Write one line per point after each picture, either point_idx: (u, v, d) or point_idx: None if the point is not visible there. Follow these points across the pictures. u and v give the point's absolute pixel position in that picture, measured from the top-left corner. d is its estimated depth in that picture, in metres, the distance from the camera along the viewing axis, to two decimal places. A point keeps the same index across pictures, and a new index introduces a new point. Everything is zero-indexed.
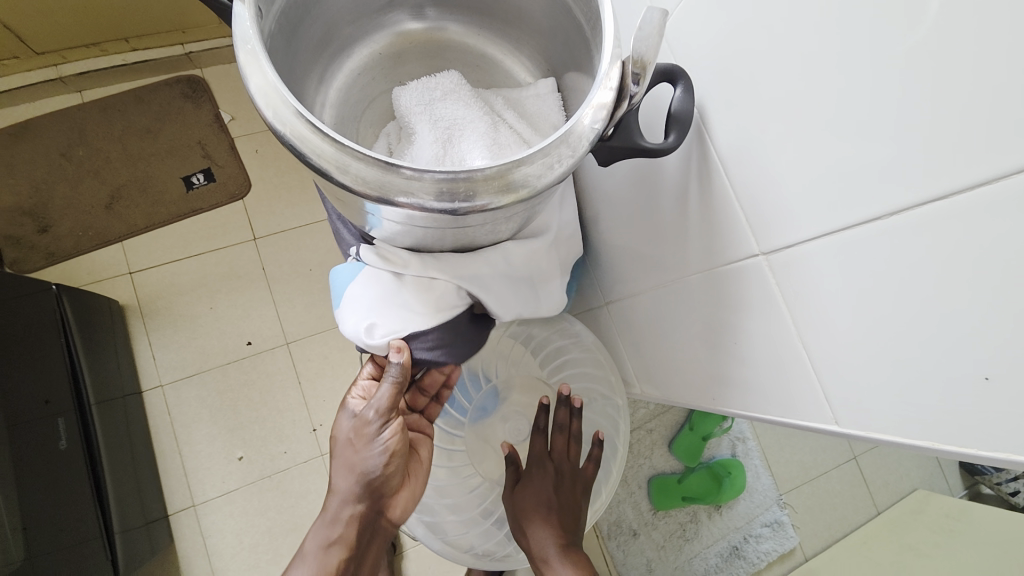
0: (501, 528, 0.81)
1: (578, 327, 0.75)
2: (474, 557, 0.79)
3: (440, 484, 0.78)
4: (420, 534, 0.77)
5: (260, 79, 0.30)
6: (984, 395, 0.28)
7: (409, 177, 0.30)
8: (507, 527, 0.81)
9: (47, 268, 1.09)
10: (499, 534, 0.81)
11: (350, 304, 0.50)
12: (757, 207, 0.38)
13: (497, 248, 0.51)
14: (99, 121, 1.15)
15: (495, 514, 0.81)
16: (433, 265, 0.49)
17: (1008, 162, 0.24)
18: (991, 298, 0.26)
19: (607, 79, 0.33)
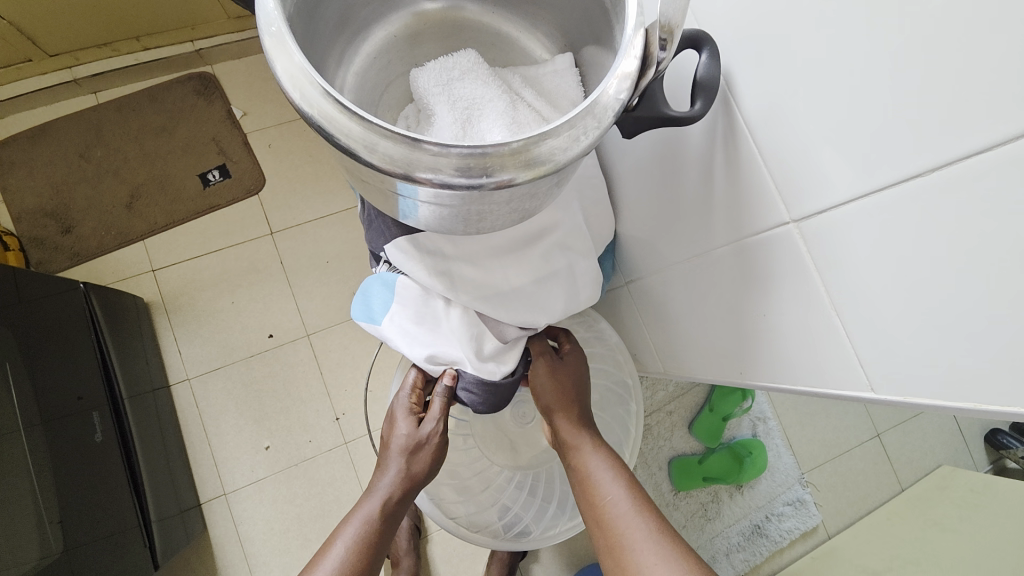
0: (497, 512, 0.80)
1: (602, 324, 0.75)
2: (464, 528, 0.78)
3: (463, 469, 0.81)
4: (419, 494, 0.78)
5: (285, 62, 0.30)
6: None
7: (433, 153, 0.30)
8: (503, 510, 0.80)
9: (72, 268, 1.12)
10: (494, 518, 0.80)
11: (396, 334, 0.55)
12: (786, 174, 0.37)
13: (512, 265, 0.53)
14: (115, 122, 1.17)
15: (499, 501, 0.81)
16: (456, 288, 0.52)
17: None
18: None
19: (631, 48, 0.32)
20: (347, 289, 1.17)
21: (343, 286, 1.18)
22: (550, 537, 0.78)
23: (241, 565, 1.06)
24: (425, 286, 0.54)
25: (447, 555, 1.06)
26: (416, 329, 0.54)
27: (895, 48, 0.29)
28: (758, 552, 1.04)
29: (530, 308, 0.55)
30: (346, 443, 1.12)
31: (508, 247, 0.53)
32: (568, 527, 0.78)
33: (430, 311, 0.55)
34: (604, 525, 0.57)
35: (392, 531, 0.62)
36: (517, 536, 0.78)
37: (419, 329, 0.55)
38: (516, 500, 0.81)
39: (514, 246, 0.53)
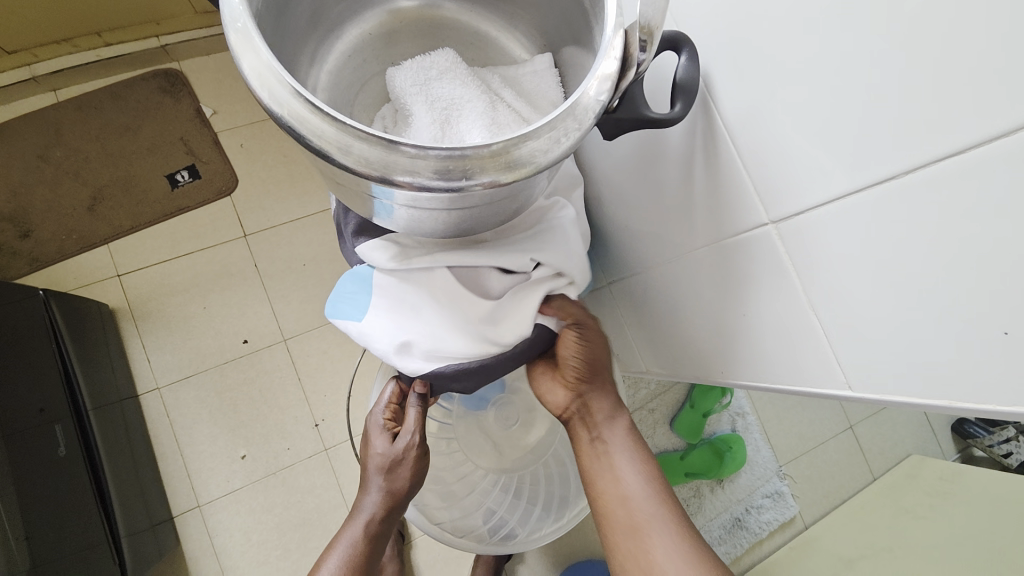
0: (483, 517, 0.81)
1: None
2: (450, 533, 0.78)
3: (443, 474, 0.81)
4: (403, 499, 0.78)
5: (253, 59, 0.29)
6: (1001, 351, 0.28)
7: (412, 155, 0.29)
8: (489, 514, 0.81)
9: (30, 274, 1.06)
10: (479, 523, 0.80)
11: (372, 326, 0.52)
12: (764, 175, 0.38)
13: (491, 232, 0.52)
14: (75, 120, 1.11)
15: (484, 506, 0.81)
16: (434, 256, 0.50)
17: (1018, 114, 0.24)
18: (1008, 254, 0.26)
19: (610, 48, 0.32)
20: (325, 292, 1.15)
21: (321, 288, 1.15)
22: (538, 538, 0.80)
23: None
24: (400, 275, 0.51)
25: (431, 560, 1.05)
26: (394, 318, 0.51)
27: (868, 51, 0.29)
28: (739, 544, 1.06)
29: (519, 252, 0.51)
30: (326, 449, 1.09)
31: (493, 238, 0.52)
32: (556, 526, 0.80)
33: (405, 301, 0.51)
34: (628, 505, 0.58)
35: (382, 543, 0.64)
36: (502, 541, 0.79)
37: (396, 316, 0.51)
38: (501, 504, 0.81)
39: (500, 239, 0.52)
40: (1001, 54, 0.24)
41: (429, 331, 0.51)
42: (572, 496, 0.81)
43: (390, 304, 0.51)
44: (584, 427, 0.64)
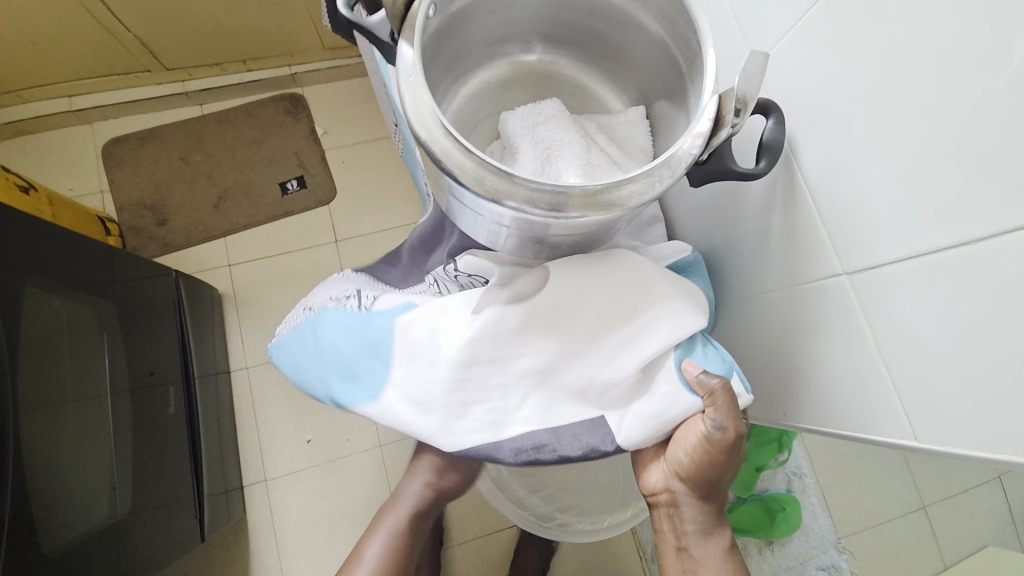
0: (542, 502, 0.83)
1: None
2: (515, 508, 0.81)
3: (502, 478, 0.82)
4: None
5: (416, 104, 0.37)
6: None
7: (528, 188, 0.36)
8: (549, 500, 0.83)
9: (162, 255, 1.25)
10: (541, 508, 0.82)
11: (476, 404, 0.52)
12: (841, 229, 0.40)
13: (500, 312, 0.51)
14: (214, 131, 1.32)
15: (543, 494, 0.83)
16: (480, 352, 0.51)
17: None
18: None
19: (705, 111, 0.37)
20: None
21: None
22: (589, 534, 0.81)
23: (271, 552, 1.11)
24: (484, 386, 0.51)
25: (465, 570, 1.07)
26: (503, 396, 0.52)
27: (951, 129, 0.32)
28: None
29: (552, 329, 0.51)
30: (380, 445, 1.17)
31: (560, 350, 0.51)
32: (610, 526, 0.81)
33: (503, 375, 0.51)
34: None
35: None
36: (571, 525, 0.81)
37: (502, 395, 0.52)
38: (558, 506, 0.83)
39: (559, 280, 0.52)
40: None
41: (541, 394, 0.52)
42: (633, 497, 0.81)
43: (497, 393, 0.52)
44: (670, 531, 0.50)
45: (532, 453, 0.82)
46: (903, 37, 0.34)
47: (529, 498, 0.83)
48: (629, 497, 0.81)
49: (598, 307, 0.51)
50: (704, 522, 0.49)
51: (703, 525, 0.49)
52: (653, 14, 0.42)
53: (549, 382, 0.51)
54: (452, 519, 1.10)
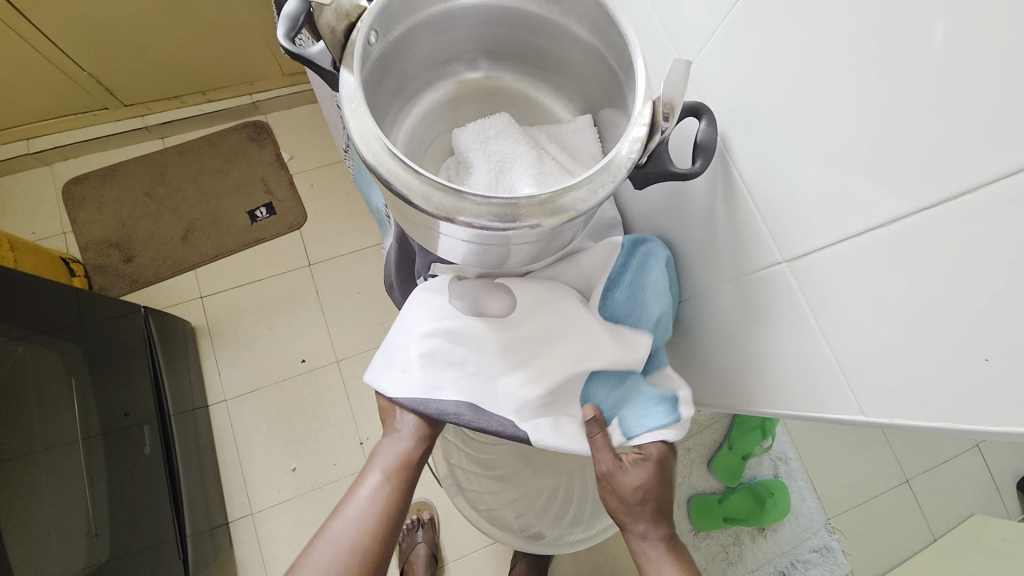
0: (516, 514, 0.83)
1: None
2: (482, 518, 0.82)
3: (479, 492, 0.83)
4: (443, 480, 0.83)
5: (361, 129, 0.38)
6: (985, 375, 0.32)
7: (476, 202, 0.37)
8: (523, 512, 0.83)
9: (131, 293, 1.22)
10: (512, 519, 0.83)
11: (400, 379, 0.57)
12: (779, 219, 0.42)
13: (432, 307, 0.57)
14: (177, 163, 1.30)
15: (517, 507, 0.84)
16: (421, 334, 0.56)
17: (977, 176, 0.29)
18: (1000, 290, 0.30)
19: (640, 117, 0.38)
20: (378, 319, 1.24)
21: (373, 315, 1.25)
22: (558, 546, 0.82)
23: None
24: (415, 363, 0.56)
25: None
26: (428, 375, 0.56)
27: (864, 119, 0.34)
28: None
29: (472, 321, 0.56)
30: None
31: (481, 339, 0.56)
32: (581, 538, 0.82)
33: (434, 359, 0.56)
34: None
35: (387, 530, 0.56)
36: (540, 537, 0.82)
37: (429, 373, 0.56)
38: (533, 516, 0.83)
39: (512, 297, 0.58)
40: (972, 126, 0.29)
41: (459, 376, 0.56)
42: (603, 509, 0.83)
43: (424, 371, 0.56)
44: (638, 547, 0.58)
45: (508, 468, 0.83)
46: (814, 36, 0.36)
47: (517, 518, 0.83)
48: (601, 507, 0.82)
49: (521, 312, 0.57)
50: (665, 541, 0.55)
51: (665, 545, 0.55)
52: (587, 27, 0.45)
53: (472, 365, 0.57)
54: (446, 535, 1.09)
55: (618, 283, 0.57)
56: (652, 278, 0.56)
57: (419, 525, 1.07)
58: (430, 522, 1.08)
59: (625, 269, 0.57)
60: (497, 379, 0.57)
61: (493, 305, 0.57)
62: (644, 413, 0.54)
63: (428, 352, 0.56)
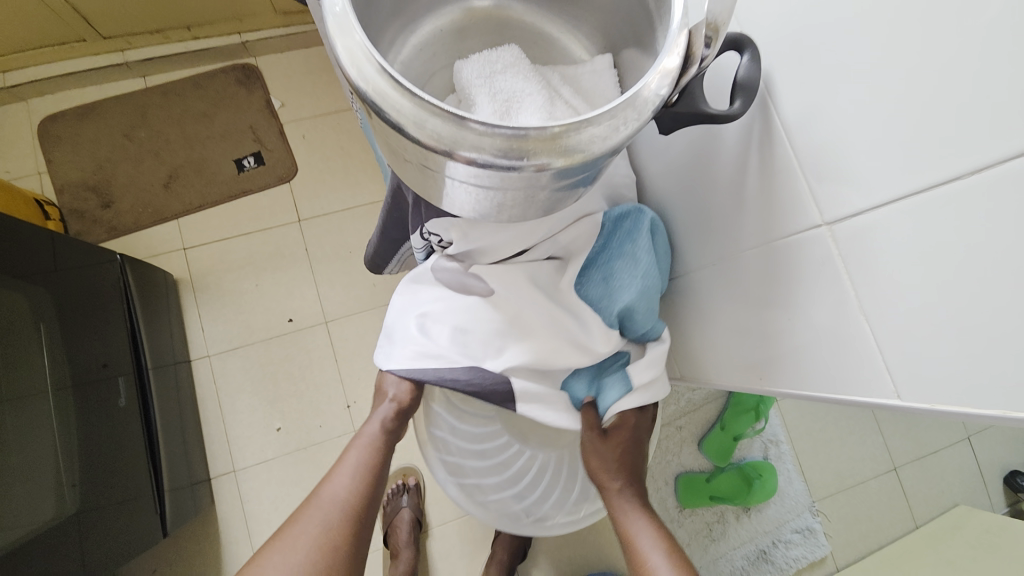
0: (518, 499, 0.81)
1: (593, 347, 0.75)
2: (485, 510, 0.80)
3: (478, 468, 0.81)
4: (441, 476, 0.80)
5: (347, 39, 0.32)
6: None
7: (479, 133, 0.31)
8: (527, 494, 0.81)
9: (109, 240, 1.16)
10: (516, 506, 0.81)
11: (400, 356, 0.58)
12: (821, 177, 0.38)
13: (422, 292, 0.60)
14: (160, 104, 1.22)
15: (519, 487, 0.81)
16: (416, 315, 0.58)
17: None
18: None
19: (675, 45, 0.33)
20: (369, 279, 1.20)
21: (364, 276, 1.20)
22: (566, 525, 0.81)
23: (244, 543, 1.07)
24: (411, 342, 0.57)
25: (445, 553, 1.06)
26: (424, 350, 0.57)
27: (944, 53, 0.29)
28: None
29: (455, 297, 0.58)
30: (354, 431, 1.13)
31: (468, 315, 0.56)
32: (587, 513, 0.81)
33: (429, 338, 0.57)
34: None
35: (372, 491, 0.57)
36: (552, 517, 0.81)
37: (425, 351, 0.57)
38: (535, 490, 0.81)
39: (496, 272, 0.57)
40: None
41: (451, 350, 0.56)
42: None
43: (418, 350, 0.57)
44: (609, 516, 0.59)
45: (507, 455, 0.81)
46: None
47: (521, 503, 0.81)
48: None
49: (500, 286, 0.56)
50: (639, 499, 0.59)
51: (639, 502, 0.58)
52: None
53: (460, 339, 0.56)
54: (431, 501, 1.08)
55: (596, 263, 0.57)
56: (622, 269, 0.54)
57: (404, 490, 1.06)
58: (415, 488, 1.06)
59: (604, 249, 0.56)
60: (489, 346, 0.56)
61: (477, 283, 0.57)
62: (622, 385, 0.59)
63: (424, 332, 0.57)
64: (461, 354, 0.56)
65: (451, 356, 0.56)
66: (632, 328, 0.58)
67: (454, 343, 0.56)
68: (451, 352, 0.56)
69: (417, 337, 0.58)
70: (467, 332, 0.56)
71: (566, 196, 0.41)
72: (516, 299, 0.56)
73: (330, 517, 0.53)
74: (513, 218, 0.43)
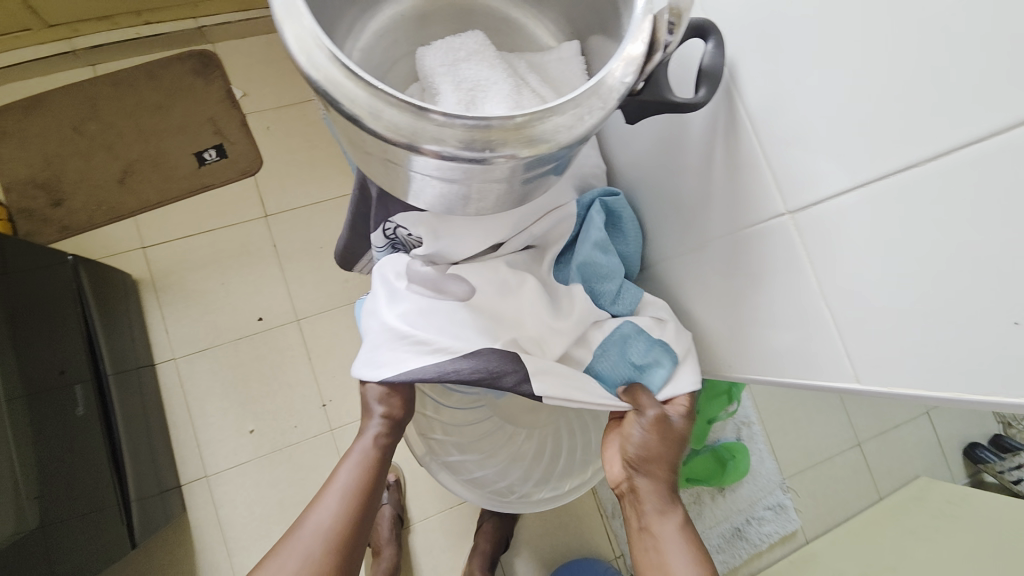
0: (501, 477, 0.81)
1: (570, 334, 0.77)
2: (468, 485, 0.78)
3: (460, 444, 0.80)
4: (422, 453, 0.78)
5: (295, 24, 0.30)
6: (1009, 340, 0.29)
7: (440, 124, 0.30)
8: (510, 470, 0.81)
9: (60, 241, 1.10)
10: (499, 483, 0.80)
11: (384, 362, 0.51)
12: (784, 166, 0.38)
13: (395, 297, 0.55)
14: (111, 95, 1.15)
15: (501, 463, 0.81)
16: (395, 319, 0.53)
17: None
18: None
19: (639, 32, 0.32)
20: (341, 275, 1.17)
21: (335, 271, 1.17)
22: (551, 500, 0.80)
23: (219, 549, 1.05)
24: (395, 345, 0.52)
25: (427, 547, 1.05)
26: (412, 349, 0.51)
27: (902, 41, 0.30)
28: (737, 554, 1.08)
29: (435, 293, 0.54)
30: (331, 430, 1.11)
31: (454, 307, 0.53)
32: (571, 488, 0.80)
33: (414, 336, 0.51)
34: None
35: (364, 519, 0.56)
36: (537, 492, 0.80)
37: (413, 349, 0.51)
38: (517, 467, 0.81)
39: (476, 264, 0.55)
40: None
41: (442, 340, 0.51)
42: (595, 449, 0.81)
43: (405, 349, 0.51)
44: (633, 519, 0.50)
45: (489, 432, 0.81)
46: None
47: (504, 479, 0.81)
48: (589, 454, 0.80)
49: (481, 275, 0.54)
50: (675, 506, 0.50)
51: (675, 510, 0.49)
52: None
53: (449, 330, 0.52)
54: (412, 497, 1.07)
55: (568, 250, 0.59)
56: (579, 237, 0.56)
57: None
58: (395, 485, 1.05)
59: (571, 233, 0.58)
60: (482, 330, 0.52)
61: (455, 280, 0.55)
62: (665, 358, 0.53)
63: (407, 331, 0.52)
64: (457, 340, 0.51)
65: (443, 347, 0.50)
66: (615, 306, 0.56)
67: (445, 333, 0.51)
68: (443, 341, 0.51)
69: (399, 339, 0.52)
70: (456, 322, 0.52)
71: (533, 187, 0.41)
72: (501, 283, 0.54)
73: (320, 553, 0.51)
74: (480, 210, 0.42)
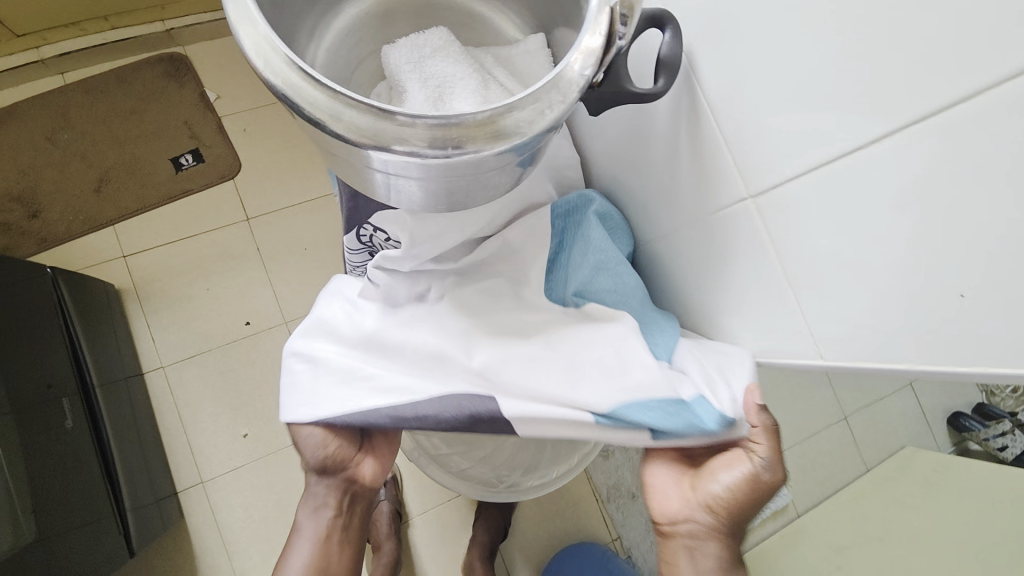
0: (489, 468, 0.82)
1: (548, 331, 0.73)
2: (457, 477, 0.82)
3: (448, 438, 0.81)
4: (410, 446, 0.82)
5: (249, 29, 0.30)
6: (959, 310, 0.30)
7: (402, 123, 0.31)
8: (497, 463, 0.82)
9: (39, 253, 1.08)
10: (487, 474, 0.82)
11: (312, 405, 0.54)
12: (744, 151, 0.39)
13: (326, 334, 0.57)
14: (82, 103, 1.13)
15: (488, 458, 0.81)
16: (323, 358, 0.56)
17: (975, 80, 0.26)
18: (998, 209, 0.27)
19: (596, 24, 0.33)
20: (327, 276, 1.17)
21: (321, 272, 1.17)
22: (540, 487, 0.82)
23: (220, 552, 1.05)
24: (324, 385, 0.55)
25: (427, 540, 1.07)
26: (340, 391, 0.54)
27: (849, 24, 0.30)
28: None
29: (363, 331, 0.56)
30: None
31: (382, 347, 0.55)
32: (559, 476, 0.82)
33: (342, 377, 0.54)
34: None
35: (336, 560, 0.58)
36: (528, 479, 0.82)
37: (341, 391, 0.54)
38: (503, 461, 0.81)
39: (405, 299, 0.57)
40: (983, 19, 0.25)
41: (368, 385, 0.53)
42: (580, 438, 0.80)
43: (333, 392, 0.54)
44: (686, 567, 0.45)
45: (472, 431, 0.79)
46: None
47: (491, 470, 0.82)
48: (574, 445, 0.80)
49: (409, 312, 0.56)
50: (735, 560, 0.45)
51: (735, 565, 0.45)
52: None
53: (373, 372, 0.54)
54: (410, 492, 1.09)
55: (557, 260, 0.57)
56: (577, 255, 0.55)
57: None
58: (392, 481, 1.06)
59: (560, 244, 0.56)
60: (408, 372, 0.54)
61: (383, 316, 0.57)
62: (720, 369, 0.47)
63: (334, 372, 0.55)
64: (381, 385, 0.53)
65: (370, 390, 0.53)
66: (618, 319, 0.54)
67: (371, 376, 0.54)
68: (369, 386, 0.53)
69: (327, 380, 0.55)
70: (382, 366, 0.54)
71: (504, 182, 0.41)
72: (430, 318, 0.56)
73: None
74: (453, 206, 0.42)
